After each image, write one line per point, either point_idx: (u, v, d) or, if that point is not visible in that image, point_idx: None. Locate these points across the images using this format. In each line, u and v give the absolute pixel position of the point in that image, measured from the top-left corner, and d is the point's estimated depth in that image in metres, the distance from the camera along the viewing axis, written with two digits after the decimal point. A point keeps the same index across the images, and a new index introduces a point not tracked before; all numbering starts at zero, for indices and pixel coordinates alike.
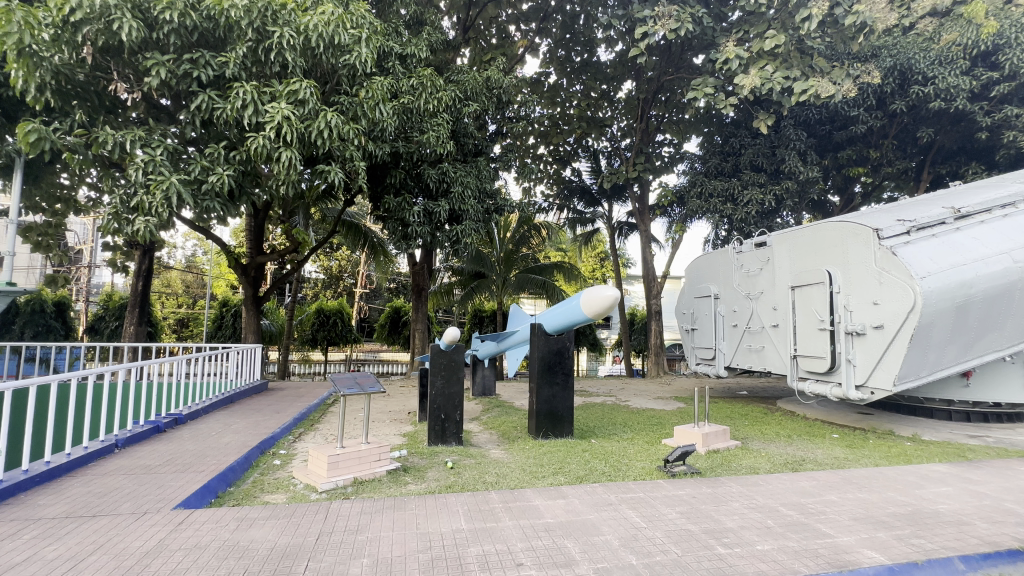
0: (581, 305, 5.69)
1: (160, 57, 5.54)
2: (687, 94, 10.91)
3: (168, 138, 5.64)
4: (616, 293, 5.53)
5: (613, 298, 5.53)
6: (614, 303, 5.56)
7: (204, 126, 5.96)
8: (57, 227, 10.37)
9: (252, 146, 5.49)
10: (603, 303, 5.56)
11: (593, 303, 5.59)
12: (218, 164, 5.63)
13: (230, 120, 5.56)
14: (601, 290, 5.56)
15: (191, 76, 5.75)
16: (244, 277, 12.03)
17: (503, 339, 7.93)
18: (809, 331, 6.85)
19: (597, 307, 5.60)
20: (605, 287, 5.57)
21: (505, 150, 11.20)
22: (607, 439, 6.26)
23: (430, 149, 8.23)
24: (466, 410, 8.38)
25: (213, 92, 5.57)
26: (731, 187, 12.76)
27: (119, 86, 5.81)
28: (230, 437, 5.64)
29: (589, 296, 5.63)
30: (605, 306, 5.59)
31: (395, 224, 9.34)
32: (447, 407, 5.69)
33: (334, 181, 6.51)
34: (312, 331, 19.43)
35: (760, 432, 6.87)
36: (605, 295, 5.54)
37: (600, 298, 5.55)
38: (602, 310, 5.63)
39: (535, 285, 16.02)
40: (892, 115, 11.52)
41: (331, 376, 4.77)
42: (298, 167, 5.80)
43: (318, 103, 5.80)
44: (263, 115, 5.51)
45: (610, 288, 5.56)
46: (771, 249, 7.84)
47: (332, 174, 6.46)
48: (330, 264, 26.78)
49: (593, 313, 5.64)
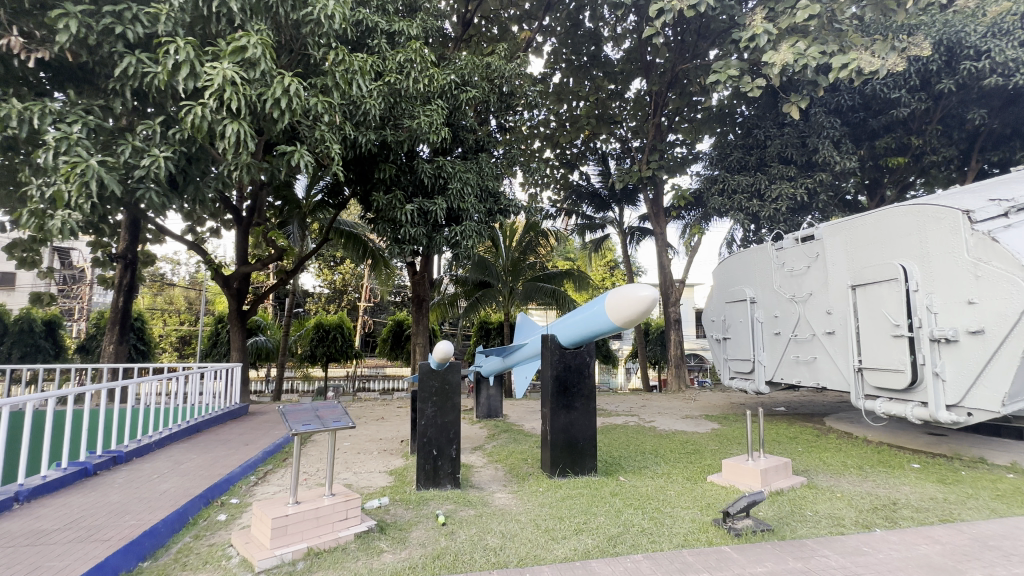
0: (609, 310, 4.50)
1: (68, 7, 4.66)
2: (708, 79, 9.84)
3: (88, 112, 4.83)
4: (656, 295, 4.29)
5: (650, 302, 4.29)
6: (651, 307, 4.33)
7: (137, 98, 5.23)
8: (41, 243, 9.69)
9: (186, 119, 4.61)
10: (636, 308, 4.34)
11: (623, 308, 4.39)
12: (155, 145, 4.86)
13: (162, 86, 4.77)
14: (634, 291, 4.33)
15: (114, 33, 4.91)
16: (227, 289, 11.01)
17: (509, 354, 6.82)
18: (878, 338, 5.68)
19: (628, 313, 4.39)
20: (640, 287, 4.33)
21: (509, 146, 10.17)
22: (638, 475, 5.11)
23: (421, 137, 7.22)
24: (469, 436, 7.27)
25: (143, 54, 4.80)
26: (756, 182, 11.75)
27: (19, 43, 4.86)
28: (172, 482, 4.56)
29: (618, 298, 4.43)
30: (640, 313, 4.37)
31: (385, 226, 8.34)
32: (440, 440, 4.56)
33: (298, 163, 5.60)
34: (310, 348, 18.34)
35: (823, 463, 5.68)
36: (640, 297, 4.30)
37: (632, 302, 4.32)
38: (635, 317, 4.42)
39: (545, 294, 14.90)
40: (938, 96, 10.38)
41: (282, 408, 3.65)
42: (249, 143, 4.96)
43: (271, 65, 4.93)
44: (202, 78, 4.62)
45: (648, 287, 4.31)
46: (820, 243, 6.72)
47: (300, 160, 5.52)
48: (333, 277, 26.02)
49: (623, 320, 4.45)
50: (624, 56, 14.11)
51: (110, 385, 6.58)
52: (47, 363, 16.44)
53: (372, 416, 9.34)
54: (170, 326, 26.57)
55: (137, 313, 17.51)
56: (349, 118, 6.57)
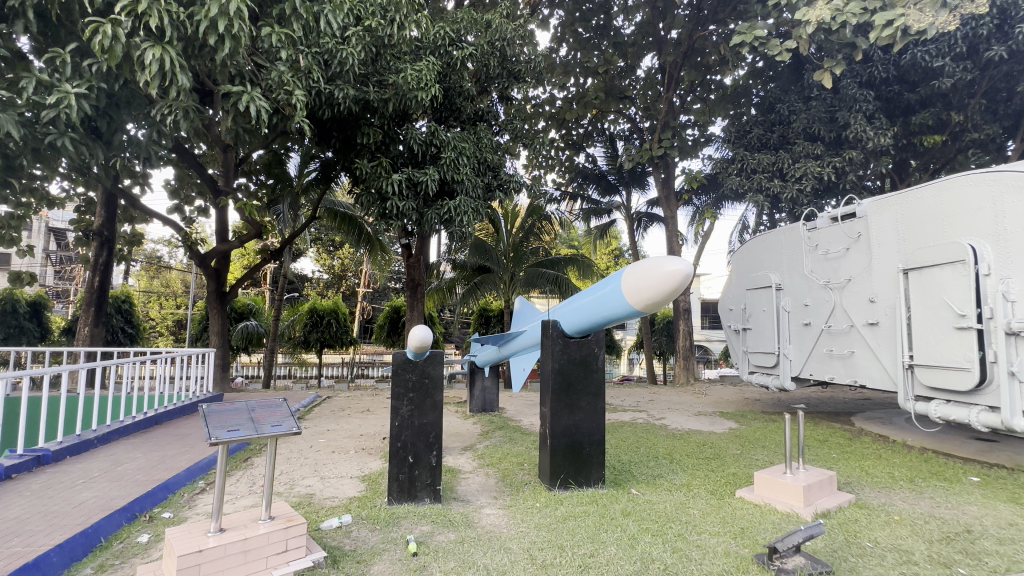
0: (630, 290, 3.64)
1: None
2: (732, 41, 8.83)
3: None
4: (691, 270, 3.42)
5: (682, 279, 3.42)
6: (683, 286, 3.45)
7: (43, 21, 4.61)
8: (16, 219, 9.00)
9: (94, 42, 3.92)
10: (664, 287, 3.47)
11: (647, 287, 3.53)
12: (66, 78, 4.28)
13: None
14: (662, 265, 3.46)
15: None
16: (204, 269, 10.18)
17: (505, 343, 6.02)
18: (935, 331, 4.87)
19: (653, 294, 3.53)
20: (668, 260, 3.46)
21: (511, 120, 9.30)
22: (652, 487, 4.33)
23: (408, 96, 6.37)
24: (461, 433, 6.52)
25: None
26: (778, 160, 10.87)
27: None
28: (97, 490, 3.82)
29: (640, 274, 3.57)
30: (668, 294, 3.50)
31: (371, 198, 7.50)
32: (417, 445, 3.79)
33: (251, 107, 4.84)
34: (304, 333, 17.64)
35: (867, 475, 4.88)
36: (669, 272, 3.43)
37: (659, 279, 3.46)
38: (662, 298, 3.56)
39: (546, 281, 14.03)
40: (985, 65, 9.39)
41: (203, 407, 2.80)
42: (177, 73, 4.24)
43: None
44: None
45: (678, 259, 3.45)
46: (863, 221, 5.90)
47: (257, 111, 4.79)
48: (332, 262, 25.36)
49: (646, 303, 3.59)
50: (636, 28, 13.17)
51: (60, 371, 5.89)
52: (30, 346, 15.75)
53: (358, 408, 8.60)
54: (166, 309, 25.98)
55: (124, 294, 16.78)
56: (323, 68, 5.79)
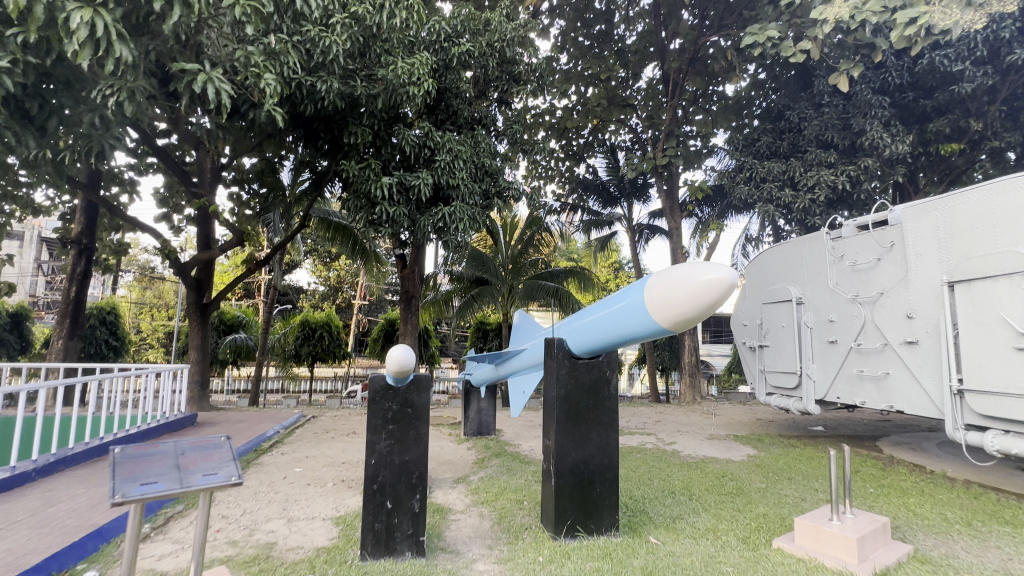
0: (657, 305, 3.04)
1: None
2: (743, 42, 8.38)
3: None
4: (735, 280, 2.81)
5: (723, 291, 2.82)
6: (724, 299, 2.86)
7: None
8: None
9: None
10: (701, 301, 2.87)
11: (677, 301, 2.93)
12: None
13: None
14: (698, 275, 2.86)
15: None
16: (183, 279, 9.59)
17: (502, 363, 5.43)
18: (991, 351, 4.30)
19: (684, 309, 2.93)
20: (706, 269, 2.86)
21: (510, 124, 8.84)
22: (674, 534, 3.73)
23: (398, 91, 5.88)
24: (454, 462, 5.89)
25: None
26: (789, 168, 10.43)
27: None
28: (14, 540, 3.19)
29: (669, 285, 2.96)
30: (705, 310, 2.91)
31: (358, 203, 6.96)
32: (397, 489, 3.18)
33: (213, 92, 4.32)
34: (295, 346, 16.90)
35: (916, 518, 4.30)
36: (705, 283, 2.84)
37: (694, 292, 2.86)
38: (696, 314, 2.96)
39: (546, 294, 13.45)
40: (1006, 70, 9.01)
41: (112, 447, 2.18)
42: (112, 42, 3.72)
43: None
44: None
45: (718, 267, 2.84)
46: (898, 229, 5.38)
47: (224, 100, 4.31)
48: (328, 274, 24.80)
49: (676, 320, 2.99)
50: (638, 37, 12.83)
51: (44, 386, 5.55)
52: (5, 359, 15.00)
53: (344, 431, 7.95)
54: (157, 321, 25.25)
55: (110, 305, 16.08)
56: (305, 56, 5.35)
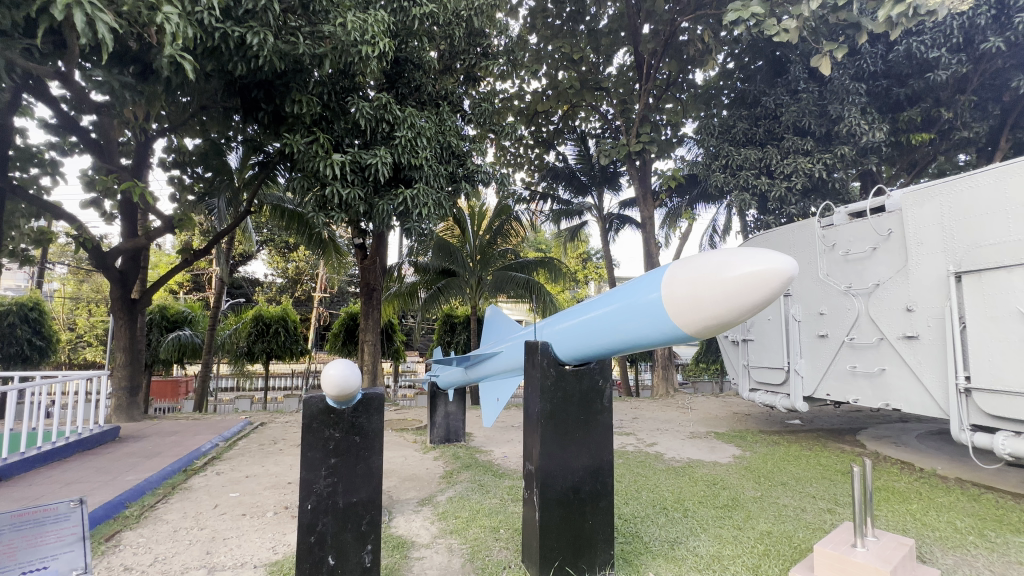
0: (678, 306, 2.32)
1: None
2: (726, 18, 7.87)
3: None
4: (789, 273, 2.06)
5: (772, 289, 2.08)
6: (772, 299, 2.12)
7: None
8: None
9: None
10: (740, 303, 2.14)
11: (705, 302, 2.22)
12: None
13: None
14: (737, 267, 2.12)
15: None
16: (105, 271, 8.40)
17: (472, 366, 4.78)
18: (998, 347, 4.01)
19: (712, 313, 2.22)
20: (747, 258, 2.12)
21: (479, 102, 8.08)
22: (674, 567, 3.21)
23: (349, 52, 5.09)
24: (419, 477, 5.22)
25: None
26: (765, 156, 10.16)
27: None
28: None
29: (695, 281, 2.25)
30: (745, 313, 2.18)
31: (303, 183, 6.09)
32: (342, 541, 2.50)
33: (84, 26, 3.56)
34: (248, 343, 15.62)
35: (928, 529, 3.94)
36: (746, 281, 2.10)
37: (729, 291, 2.13)
38: (731, 319, 2.24)
39: (516, 286, 12.83)
40: (978, 59, 8.95)
41: None
42: None
43: None
44: None
45: (765, 256, 2.09)
46: (896, 216, 5.05)
47: (110, 40, 3.65)
48: (286, 266, 23.22)
49: (702, 325, 2.30)
50: (612, 16, 12.22)
51: None
52: None
53: (295, 441, 7.10)
54: (95, 316, 22.96)
55: (32, 300, 14.22)
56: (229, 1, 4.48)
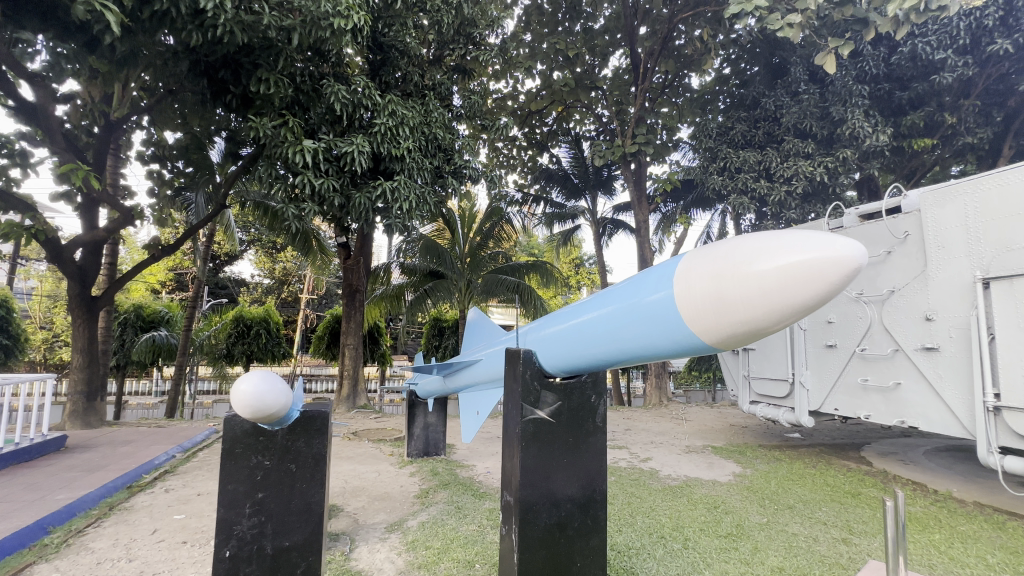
0: (698, 306, 1.87)
1: None
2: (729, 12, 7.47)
3: None
4: (849, 263, 1.59)
5: (826, 283, 1.62)
6: (826, 298, 1.66)
7: None
8: None
9: None
10: (783, 302, 1.68)
11: (733, 301, 1.76)
12: None
13: None
14: (777, 256, 1.67)
15: None
16: (63, 267, 7.81)
17: (450, 374, 4.29)
18: None
19: (743, 315, 1.77)
20: (791, 244, 1.67)
21: (469, 96, 7.63)
22: None
23: (321, 25, 4.65)
24: (391, 497, 4.72)
25: None
26: (765, 158, 9.81)
27: None
28: None
29: (719, 275, 1.80)
30: (787, 315, 1.72)
31: (270, 171, 5.58)
32: None
33: None
34: (226, 345, 14.96)
35: (957, 565, 3.50)
36: (790, 274, 1.64)
37: (767, 286, 1.67)
38: (767, 324, 1.78)
39: (506, 289, 12.34)
40: (984, 62, 8.70)
41: None
42: None
43: None
44: None
45: (816, 241, 1.64)
46: (913, 217, 4.67)
47: None
48: (272, 266, 22.56)
49: (729, 331, 1.84)
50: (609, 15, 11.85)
51: None
52: None
53: None
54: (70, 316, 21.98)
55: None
56: None
